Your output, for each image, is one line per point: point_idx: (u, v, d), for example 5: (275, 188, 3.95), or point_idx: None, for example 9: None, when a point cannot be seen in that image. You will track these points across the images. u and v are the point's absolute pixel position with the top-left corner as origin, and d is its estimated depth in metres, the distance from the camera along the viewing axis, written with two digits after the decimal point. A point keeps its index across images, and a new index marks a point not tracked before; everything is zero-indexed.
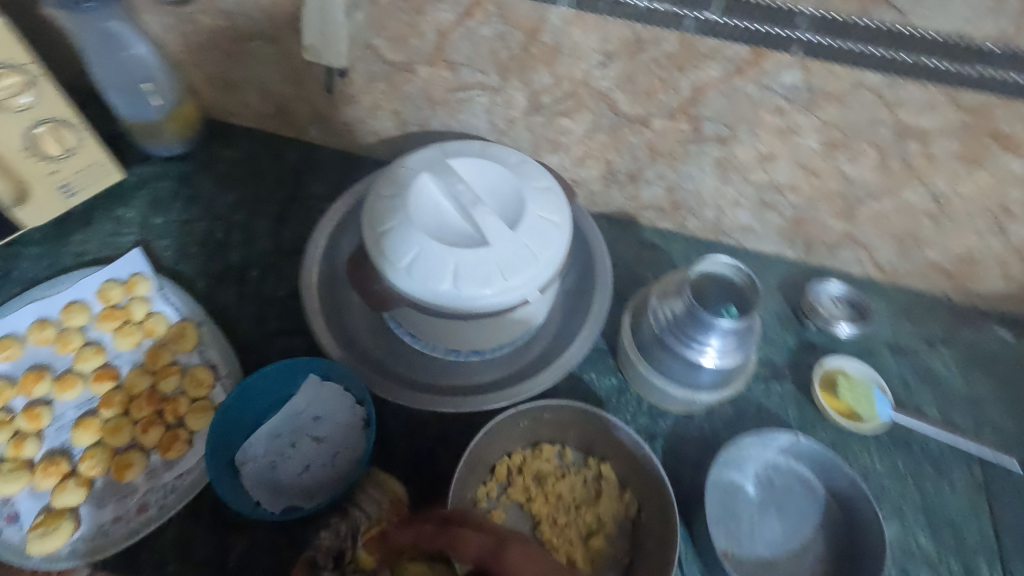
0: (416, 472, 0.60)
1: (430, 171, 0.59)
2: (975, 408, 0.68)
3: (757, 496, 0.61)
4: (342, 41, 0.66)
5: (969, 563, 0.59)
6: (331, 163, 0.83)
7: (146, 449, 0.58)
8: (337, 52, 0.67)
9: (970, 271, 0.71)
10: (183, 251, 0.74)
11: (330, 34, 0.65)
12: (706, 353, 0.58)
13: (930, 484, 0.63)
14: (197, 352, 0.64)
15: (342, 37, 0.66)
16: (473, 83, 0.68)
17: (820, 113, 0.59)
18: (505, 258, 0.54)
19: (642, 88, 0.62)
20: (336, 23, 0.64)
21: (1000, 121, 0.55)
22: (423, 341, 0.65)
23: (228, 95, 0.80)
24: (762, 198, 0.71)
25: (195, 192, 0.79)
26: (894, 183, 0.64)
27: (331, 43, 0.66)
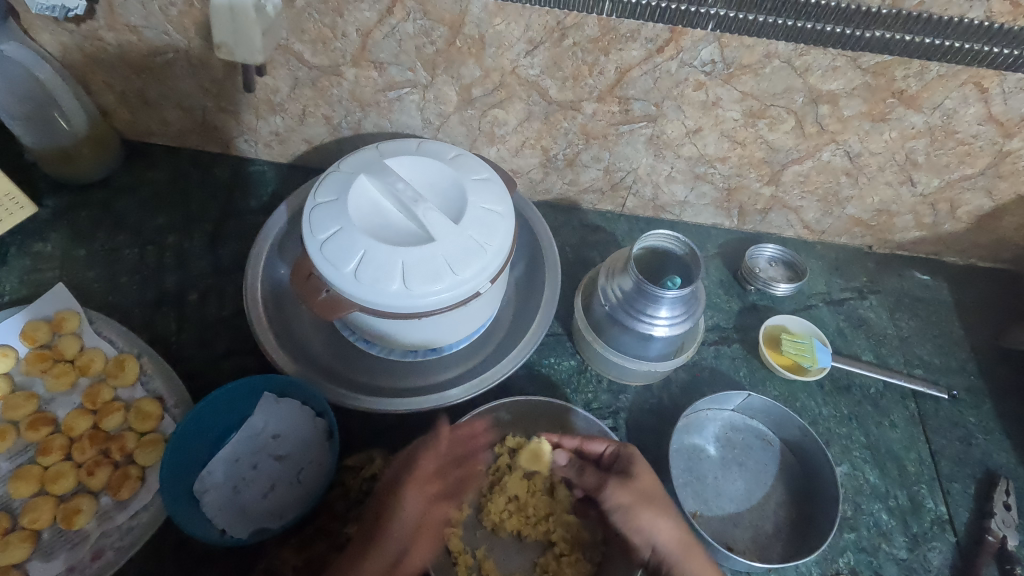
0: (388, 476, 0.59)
1: (368, 173, 0.58)
2: (905, 347, 0.74)
3: (719, 455, 0.64)
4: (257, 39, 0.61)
5: (912, 490, 0.63)
6: (264, 175, 0.80)
7: (95, 492, 0.55)
8: (255, 50, 0.62)
9: (887, 220, 0.76)
10: (114, 281, 0.70)
11: (242, 27, 0.59)
12: (658, 324, 0.60)
13: (871, 422, 0.67)
14: (140, 385, 0.61)
15: (256, 33, 0.60)
16: (402, 81, 0.67)
17: (739, 85, 0.62)
18: (452, 252, 0.55)
19: (569, 73, 0.63)
20: (248, 21, 0.59)
21: (898, 80, 0.59)
22: (379, 346, 0.64)
23: (146, 113, 0.76)
24: (695, 171, 0.73)
25: (120, 218, 0.75)
26: (812, 146, 0.68)
27: (246, 41, 0.61)
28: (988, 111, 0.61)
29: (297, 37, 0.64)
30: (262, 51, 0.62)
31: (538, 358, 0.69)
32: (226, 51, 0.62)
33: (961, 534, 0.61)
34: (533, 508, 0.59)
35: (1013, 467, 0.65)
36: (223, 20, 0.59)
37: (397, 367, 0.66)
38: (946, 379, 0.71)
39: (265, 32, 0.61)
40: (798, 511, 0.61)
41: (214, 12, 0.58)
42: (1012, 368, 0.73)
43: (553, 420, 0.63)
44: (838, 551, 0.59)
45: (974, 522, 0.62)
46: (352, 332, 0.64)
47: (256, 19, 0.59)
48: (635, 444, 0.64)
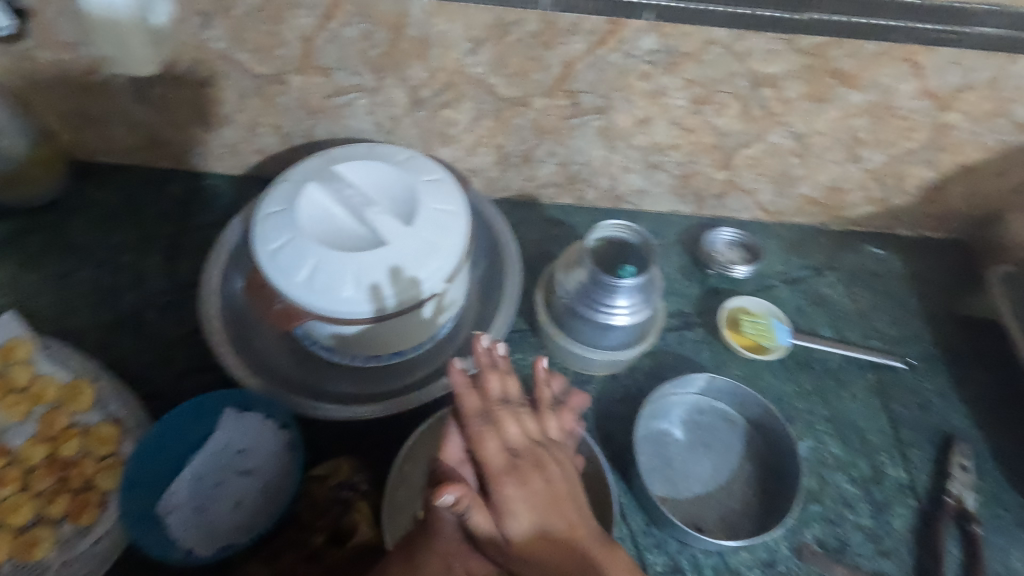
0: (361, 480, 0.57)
1: (317, 181, 0.58)
2: (862, 320, 0.75)
3: (686, 439, 0.65)
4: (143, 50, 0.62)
5: (874, 459, 0.65)
6: (217, 188, 0.79)
7: (55, 521, 0.54)
8: (143, 62, 0.64)
9: (839, 198, 0.78)
10: (66, 305, 0.68)
11: (123, 43, 0.61)
12: (617, 314, 0.61)
13: (833, 395, 0.69)
14: (97, 409, 0.60)
15: (142, 46, 0.62)
16: (349, 86, 0.67)
17: (682, 72, 0.63)
18: (405, 255, 0.54)
19: (514, 70, 0.63)
20: (130, 37, 0.61)
21: (835, 60, 0.60)
22: (342, 354, 0.64)
23: (90, 132, 0.74)
24: (649, 160, 0.74)
25: (71, 240, 0.73)
26: (759, 129, 0.69)
27: (131, 54, 0.62)
28: (923, 85, 0.62)
29: (238, 46, 0.63)
30: (151, 63, 0.64)
31: (504, 354, 0.69)
32: (119, 65, 0.64)
33: (923, 498, 0.62)
34: None
35: (969, 430, 0.67)
36: (105, 36, 0.60)
37: (363, 373, 0.66)
38: (903, 348, 0.73)
39: (151, 43, 0.62)
40: (765, 487, 0.62)
41: (96, 29, 0.60)
42: (965, 334, 0.75)
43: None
44: (805, 523, 0.60)
45: (933, 486, 0.63)
46: (313, 341, 0.63)
47: (138, 32, 0.60)
48: (604, 434, 0.64)
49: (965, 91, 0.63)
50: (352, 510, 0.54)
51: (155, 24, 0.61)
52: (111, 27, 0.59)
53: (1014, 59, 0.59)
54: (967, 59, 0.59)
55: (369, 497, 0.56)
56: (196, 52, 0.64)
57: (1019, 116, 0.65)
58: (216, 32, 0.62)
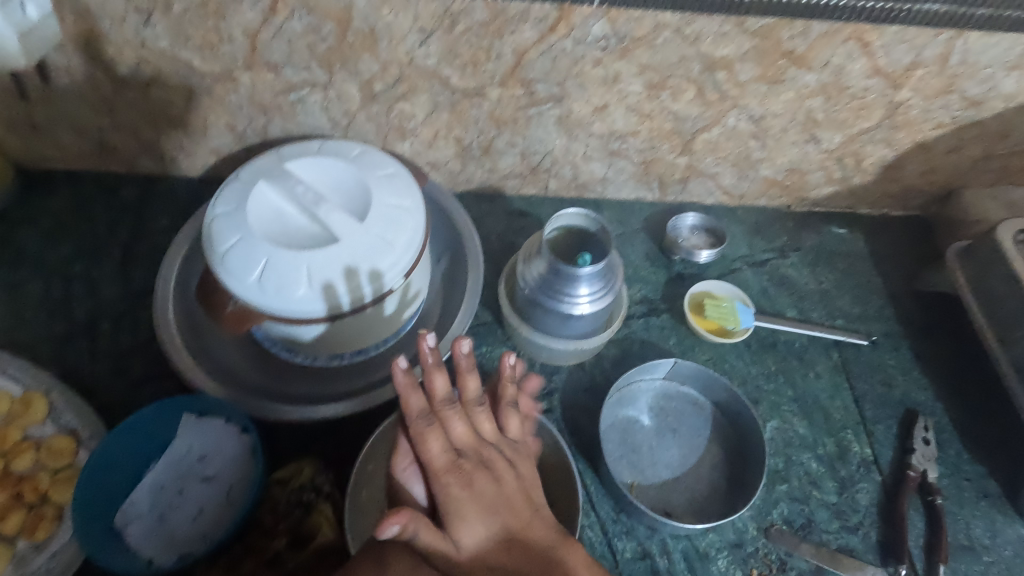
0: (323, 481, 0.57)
1: (266, 179, 0.56)
2: (826, 299, 0.76)
3: (653, 425, 0.65)
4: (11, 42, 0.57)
5: (839, 437, 0.65)
6: (173, 191, 0.77)
7: (10, 538, 0.53)
8: (12, 53, 0.58)
9: (800, 179, 0.78)
10: (18, 316, 0.67)
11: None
12: (578, 302, 0.60)
13: (798, 375, 0.69)
14: (51, 422, 0.58)
15: (10, 37, 0.57)
16: (300, 82, 0.65)
17: (635, 58, 0.62)
18: (359, 252, 0.54)
19: (466, 60, 0.63)
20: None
21: (784, 41, 0.60)
22: (302, 354, 0.63)
23: (36, 138, 0.72)
24: (609, 148, 0.74)
25: (21, 250, 0.71)
26: (716, 112, 0.69)
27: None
28: (874, 64, 0.63)
29: (182, 44, 0.62)
30: (22, 56, 0.59)
31: (470, 348, 0.69)
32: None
33: (886, 473, 0.63)
34: None
35: (931, 403, 0.68)
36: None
37: (326, 373, 0.65)
38: (866, 326, 0.74)
39: (18, 32, 0.57)
40: (732, 469, 0.63)
41: None
42: (925, 309, 0.76)
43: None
44: (771, 503, 0.61)
45: (896, 461, 0.64)
46: (274, 342, 0.62)
47: (3, 21, 0.55)
48: (571, 423, 0.64)
49: (915, 68, 0.63)
50: (314, 511, 0.54)
51: (23, 11, 0.56)
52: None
53: (960, 34, 0.60)
54: (915, 36, 0.60)
55: (332, 498, 0.55)
56: (139, 52, 0.62)
57: (969, 92, 0.66)
58: (158, 31, 0.60)
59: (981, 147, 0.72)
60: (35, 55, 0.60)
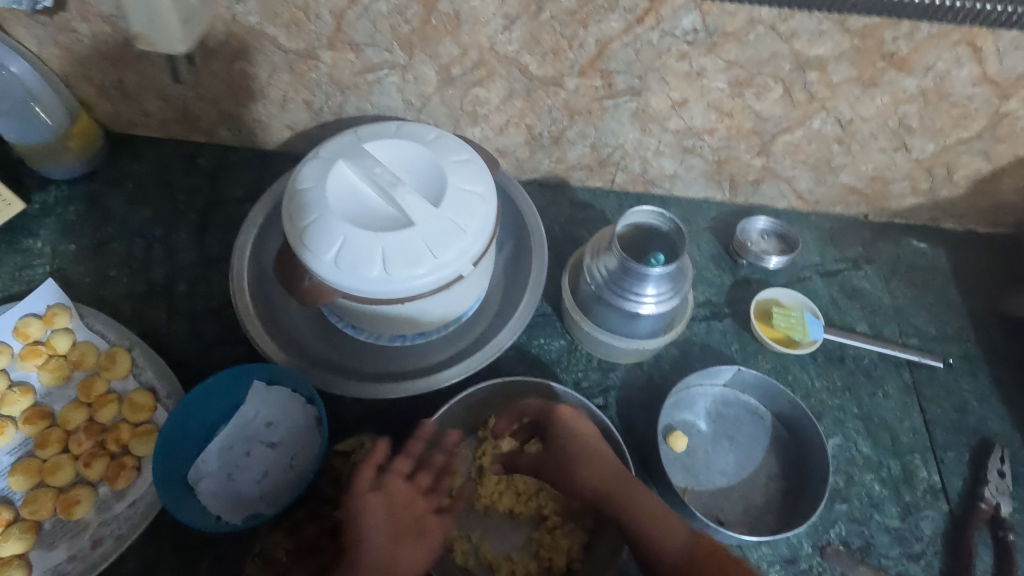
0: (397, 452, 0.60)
1: (345, 158, 0.57)
2: (900, 315, 0.73)
3: (710, 430, 0.64)
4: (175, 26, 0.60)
5: (906, 461, 0.63)
6: (248, 163, 0.80)
7: (93, 483, 0.57)
8: (176, 40, 0.61)
9: (883, 188, 0.74)
10: (104, 274, 0.70)
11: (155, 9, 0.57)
12: (644, 302, 0.60)
13: (865, 393, 0.67)
14: (133, 377, 0.62)
15: (173, 21, 0.59)
16: (380, 63, 0.66)
17: (722, 53, 0.60)
18: (431, 236, 0.54)
19: (548, 48, 0.62)
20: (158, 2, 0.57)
21: (887, 42, 0.57)
22: (365, 332, 0.64)
23: (126, 104, 0.75)
24: (682, 144, 0.72)
25: (107, 212, 0.75)
26: (802, 114, 0.66)
27: (163, 29, 0.59)
28: (982, 71, 0.59)
29: (271, 21, 0.63)
30: (184, 42, 0.61)
31: (528, 338, 0.69)
32: (146, 41, 0.60)
33: (955, 502, 0.61)
34: (522, 484, 0.60)
35: (1008, 434, 0.65)
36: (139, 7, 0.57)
37: (386, 352, 0.66)
38: (942, 347, 0.71)
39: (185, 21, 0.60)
40: (788, 484, 0.61)
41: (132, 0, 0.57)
42: (1008, 335, 0.72)
43: (521, 396, 0.62)
44: (829, 522, 0.59)
45: (967, 490, 0.61)
46: (339, 318, 0.64)
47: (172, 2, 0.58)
48: (624, 421, 0.64)
49: None
50: None
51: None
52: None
53: None
54: None
55: None
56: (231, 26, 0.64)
57: None
58: (249, 6, 0.62)
59: None
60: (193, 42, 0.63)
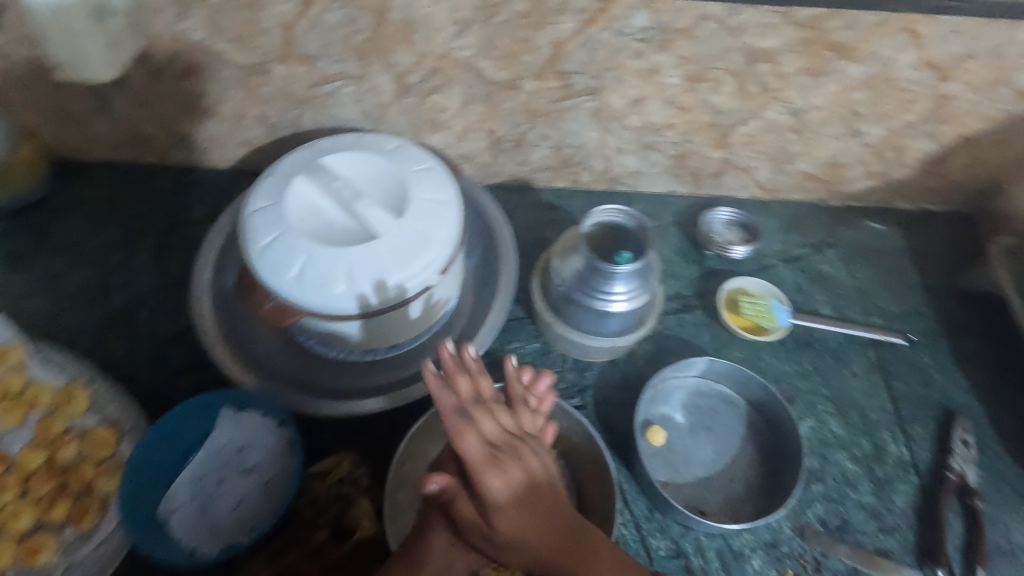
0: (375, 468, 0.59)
1: (304, 174, 0.56)
2: (862, 296, 0.75)
3: (687, 422, 0.65)
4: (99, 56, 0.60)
5: (876, 438, 0.65)
6: (205, 183, 0.77)
7: (57, 526, 0.55)
8: (101, 66, 0.61)
9: (838, 174, 0.76)
10: (57, 307, 0.68)
11: (75, 41, 0.57)
12: (615, 300, 0.60)
13: (834, 374, 0.68)
14: (93, 412, 0.59)
15: (97, 52, 0.59)
16: (334, 74, 0.65)
17: (675, 50, 0.61)
18: (398, 248, 0.53)
19: (503, 52, 0.62)
20: (82, 33, 0.57)
21: (833, 32, 0.59)
22: (336, 349, 0.63)
23: (71, 129, 0.72)
24: (643, 141, 0.72)
25: (58, 242, 0.72)
26: (756, 105, 0.67)
27: (87, 57, 0.59)
28: (924, 56, 0.61)
29: (218, 37, 0.61)
30: (109, 67, 0.61)
31: (502, 343, 0.68)
32: (69, 65, 0.61)
33: (924, 474, 0.63)
34: None
35: (971, 405, 0.67)
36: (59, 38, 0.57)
37: (359, 368, 0.65)
38: (903, 324, 0.73)
39: (110, 47, 0.60)
40: (766, 469, 0.62)
41: (50, 31, 0.57)
42: (964, 309, 0.74)
43: None
44: (807, 503, 0.60)
45: (935, 461, 0.63)
46: (308, 337, 0.62)
47: (96, 32, 0.57)
48: (603, 419, 0.64)
49: (967, 60, 0.61)
50: (353, 505, 0.56)
51: (111, 26, 0.58)
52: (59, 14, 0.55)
53: (1017, 25, 0.57)
54: (969, 27, 0.58)
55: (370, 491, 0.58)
56: (175, 44, 0.62)
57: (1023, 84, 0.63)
58: (194, 23, 0.60)
59: None
60: (121, 66, 0.63)
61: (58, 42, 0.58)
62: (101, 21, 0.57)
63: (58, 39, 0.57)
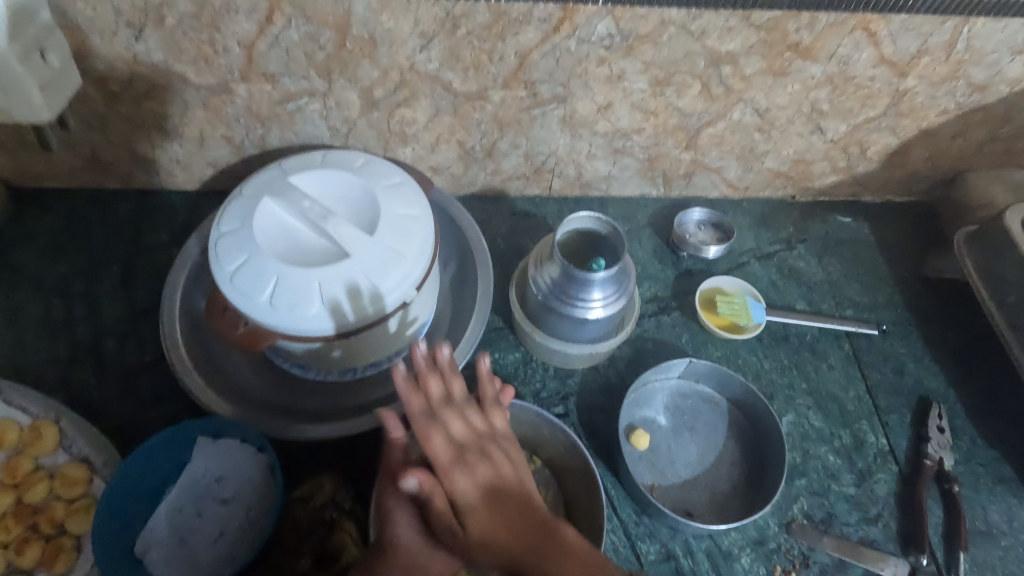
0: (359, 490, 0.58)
1: (270, 194, 0.55)
2: (834, 289, 0.76)
3: (670, 424, 0.65)
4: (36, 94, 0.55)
5: (855, 429, 0.66)
6: (171, 206, 0.76)
7: (28, 569, 0.53)
8: (37, 108, 0.57)
9: (805, 170, 0.78)
10: (19, 342, 0.65)
11: (16, 88, 0.52)
12: (591, 307, 0.60)
13: (811, 368, 0.69)
14: (62, 450, 0.57)
15: (34, 91, 0.54)
16: (299, 91, 0.64)
17: (640, 55, 0.62)
18: (369, 266, 0.52)
19: (468, 63, 0.61)
20: (19, 80, 0.52)
21: (792, 33, 0.60)
22: (314, 369, 0.61)
23: (27, 156, 0.70)
24: (613, 145, 0.73)
25: (18, 274, 0.69)
26: (722, 107, 0.68)
27: (24, 101, 0.55)
28: (880, 53, 0.62)
29: (176, 57, 0.60)
30: (46, 108, 0.57)
31: (482, 355, 0.68)
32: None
33: (903, 463, 0.64)
34: None
35: (943, 390, 0.69)
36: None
37: (337, 387, 0.64)
38: (875, 315, 0.74)
39: (45, 88, 0.56)
40: (750, 467, 0.63)
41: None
42: (931, 296, 0.76)
43: None
44: (791, 498, 0.61)
45: (913, 448, 0.65)
46: (284, 359, 0.61)
47: (33, 76, 0.53)
48: (586, 426, 0.64)
49: (921, 56, 0.63)
50: (337, 530, 0.55)
51: (48, 64, 0.55)
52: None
53: (967, 21, 0.59)
54: (922, 24, 0.59)
55: (354, 514, 0.56)
56: (132, 66, 0.61)
57: (976, 77, 0.65)
58: (151, 45, 0.59)
59: (984, 132, 0.72)
60: (56, 108, 0.59)
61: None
62: (34, 61, 0.53)
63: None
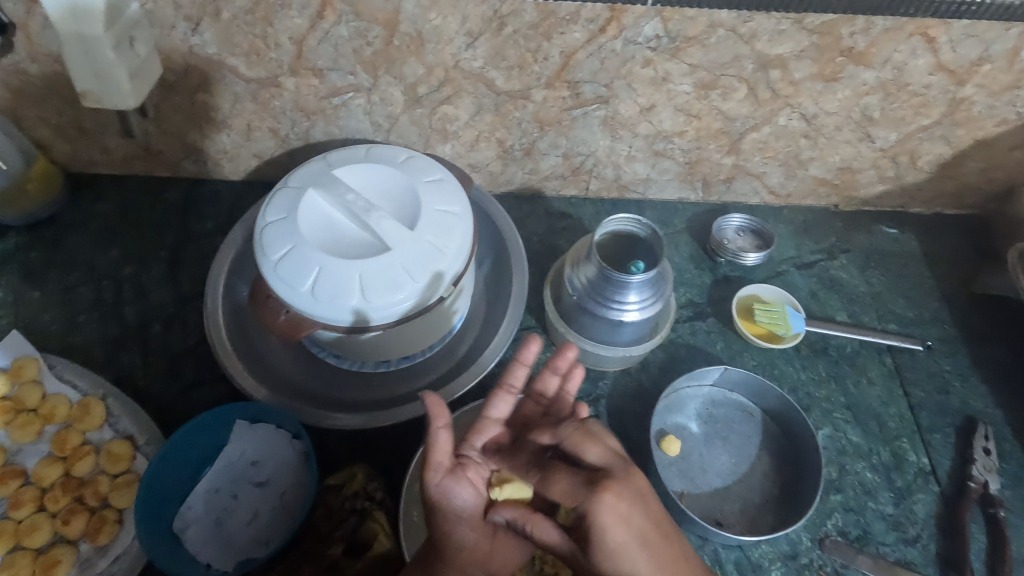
0: (389, 481, 0.59)
1: (316, 186, 0.56)
2: (878, 302, 0.74)
3: (702, 432, 0.64)
4: (122, 79, 0.54)
5: (895, 447, 0.64)
6: (217, 195, 0.78)
7: (74, 540, 0.55)
8: (125, 94, 0.56)
9: (851, 179, 0.76)
10: (72, 321, 0.68)
11: (101, 67, 0.52)
12: (628, 309, 0.60)
13: (851, 382, 0.67)
14: (108, 427, 0.60)
15: (121, 75, 0.54)
16: (345, 87, 0.65)
17: (686, 57, 0.61)
18: (409, 262, 0.53)
19: (514, 62, 0.62)
20: (107, 60, 0.52)
21: (846, 38, 0.58)
22: (349, 360, 0.63)
23: (84, 143, 0.73)
24: (653, 148, 0.72)
25: (72, 256, 0.72)
26: (768, 112, 0.67)
27: (112, 86, 0.55)
28: (938, 60, 0.60)
29: (230, 51, 0.62)
30: (133, 94, 0.56)
31: (514, 354, 0.68)
32: (92, 98, 0.55)
33: (945, 484, 0.62)
34: None
35: (991, 412, 0.66)
36: (82, 65, 0.52)
37: (370, 379, 0.65)
38: (920, 330, 0.72)
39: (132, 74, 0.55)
40: (783, 480, 0.61)
41: (67, 44, 0.51)
42: (981, 315, 0.73)
43: None
44: (825, 514, 0.60)
45: (957, 470, 0.62)
46: (322, 348, 0.62)
47: (119, 59, 0.53)
48: (616, 430, 0.64)
49: (982, 64, 0.60)
50: (368, 519, 0.55)
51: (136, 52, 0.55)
52: (85, 37, 0.50)
53: None
54: (984, 30, 0.57)
55: (384, 505, 0.57)
56: (187, 58, 0.62)
57: None
58: (206, 38, 0.60)
59: None
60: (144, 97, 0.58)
61: (78, 67, 0.52)
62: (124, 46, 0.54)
63: (77, 60, 0.52)
